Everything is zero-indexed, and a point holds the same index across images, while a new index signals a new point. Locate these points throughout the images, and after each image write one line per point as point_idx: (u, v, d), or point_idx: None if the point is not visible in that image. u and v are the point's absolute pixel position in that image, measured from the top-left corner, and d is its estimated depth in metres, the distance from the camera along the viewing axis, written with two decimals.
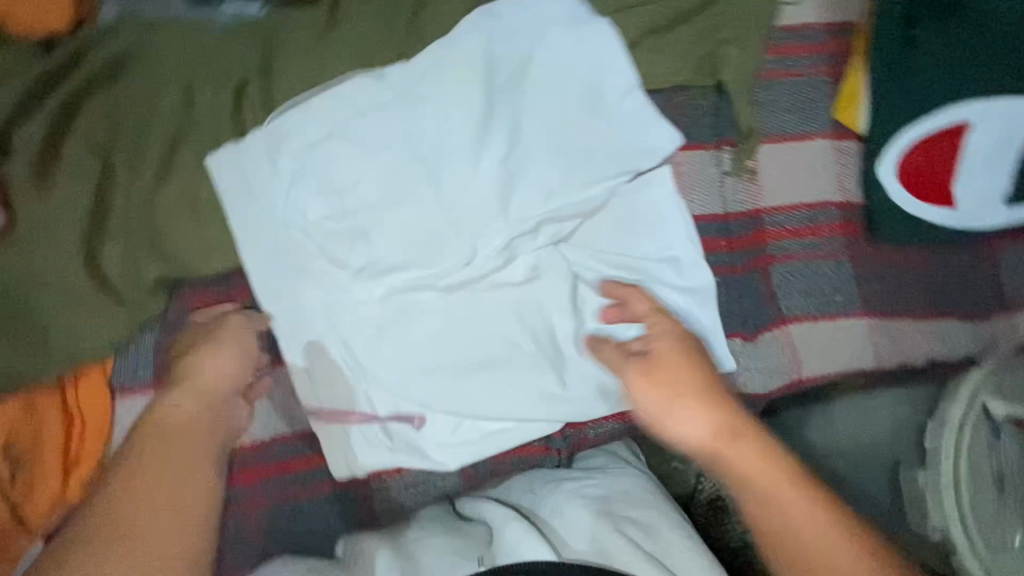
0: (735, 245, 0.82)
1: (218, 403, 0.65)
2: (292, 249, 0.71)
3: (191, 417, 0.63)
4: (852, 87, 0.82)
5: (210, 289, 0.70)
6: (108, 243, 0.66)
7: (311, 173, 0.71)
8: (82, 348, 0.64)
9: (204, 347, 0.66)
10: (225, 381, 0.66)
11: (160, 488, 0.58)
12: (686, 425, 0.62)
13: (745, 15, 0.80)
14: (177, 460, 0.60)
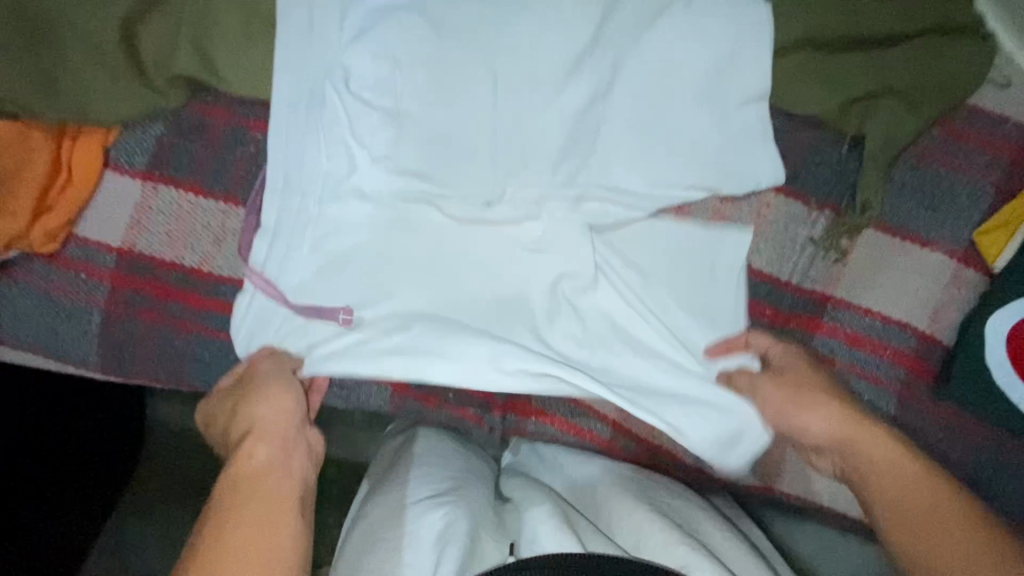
0: (778, 321, 0.71)
1: (286, 441, 0.57)
2: (324, 104, 0.65)
3: (262, 464, 0.54)
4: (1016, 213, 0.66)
5: (233, 106, 0.67)
6: (153, 15, 0.62)
7: (374, 37, 0.64)
8: (90, 104, 0.62)
9: (261, 392, 0.60)
10: (282, 420, 0.58)
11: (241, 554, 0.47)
12: (805, 419, 0.63)
13: (926, 76, 0.66)
14: (274, 501, 0.52)
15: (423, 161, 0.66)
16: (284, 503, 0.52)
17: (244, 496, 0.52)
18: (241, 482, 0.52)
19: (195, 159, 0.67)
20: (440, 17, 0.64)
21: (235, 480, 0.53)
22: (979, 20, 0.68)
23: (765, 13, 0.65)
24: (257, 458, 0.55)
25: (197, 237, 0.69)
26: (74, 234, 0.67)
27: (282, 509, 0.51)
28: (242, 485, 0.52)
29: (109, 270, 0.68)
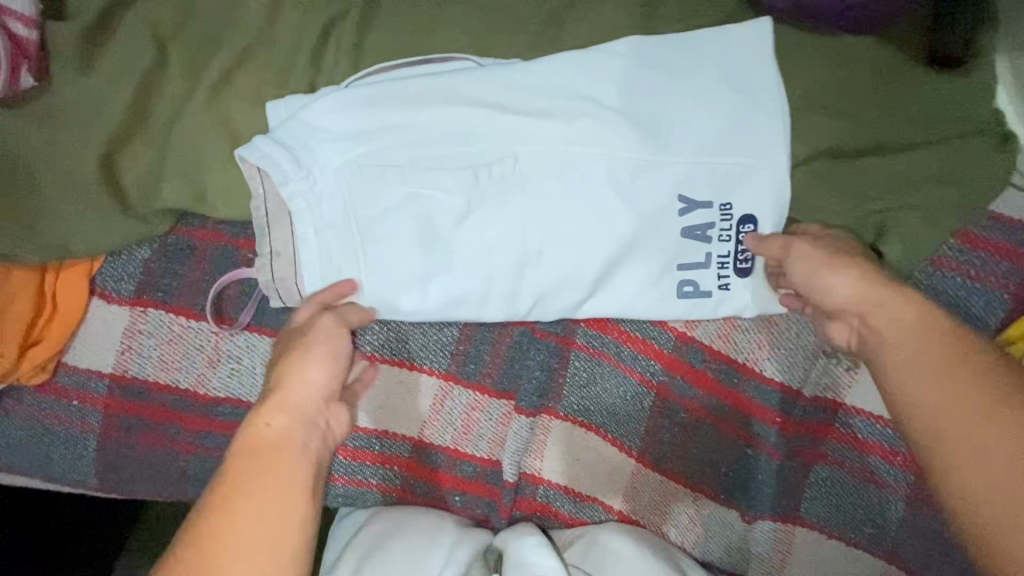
0: (789, 427, 0.70)
1: (307, 420, 0.51)
2: (314, 227, 0.61)
3: (280, 440, 0.49)
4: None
5: (222, 227, 0.64)
6: (135, 145, 0.60)
7: (378, 157, 0.61)
8: (74, 241, 0.59)
9: (297, 356, 0.55)
10: (322, 387, 0.54)
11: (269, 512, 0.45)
12: (835, 284, 0.57)
13: (947, 183, 0.63)
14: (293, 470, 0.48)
15: (418, 284, 0.63)
16: (292, 512, 0.46)
17: (262, 473, 0.47)
18: (259, 453, 0.48)
19: (185, 282, 0.65)
20: (437, 137, 0.62)
21: (247, 451, 0.48)
22: (999, 119, 0.65)
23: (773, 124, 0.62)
24: (281, 429, 0.50)
25: (191, 359, 0.66)
26: (64, 361, 0.65)
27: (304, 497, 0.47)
28: (262, 451, 0.48)
29: (102, 396, 0.67)
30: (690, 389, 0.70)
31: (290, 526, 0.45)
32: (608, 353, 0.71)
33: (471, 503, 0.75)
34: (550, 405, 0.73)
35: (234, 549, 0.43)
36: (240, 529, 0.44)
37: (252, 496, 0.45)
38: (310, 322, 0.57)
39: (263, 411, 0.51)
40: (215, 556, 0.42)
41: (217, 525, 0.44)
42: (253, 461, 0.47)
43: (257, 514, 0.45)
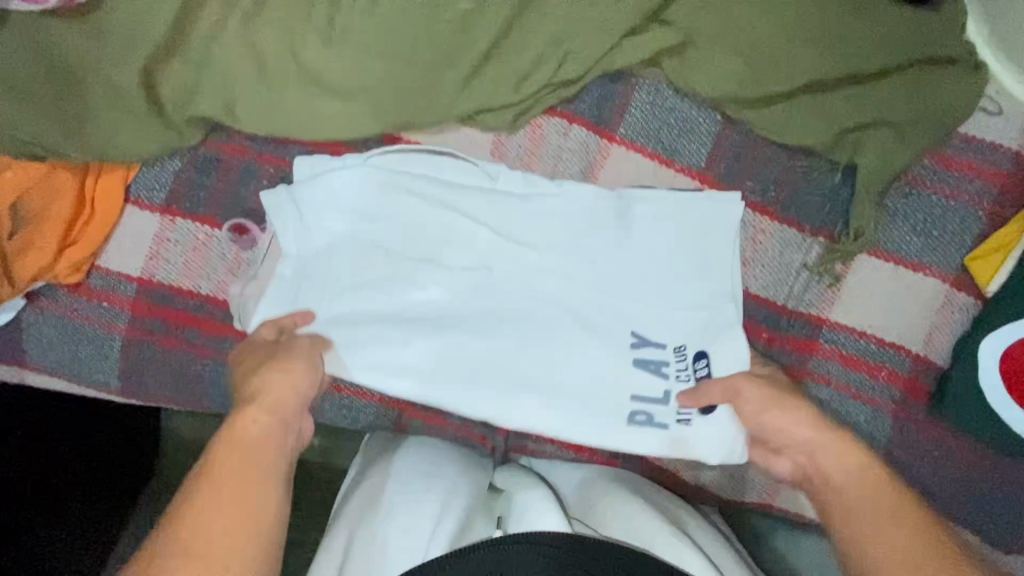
0: (776, 343, 0.72)
1: (286, 423, 0.57)
2: (305, 285, 0.67)
3: (257, 434, 0.55)
4: (991, 250, 0.68)
5: (248, 141, 0.70)
6: (172, 62, 0.66)
7: (371, 223, 0.69)
8: (116, 145, 0.65)
9: (279, 364, 0.60)
10: (295, 399, 0.59)
11: (237, 487, 0.50)
12: (786, 422, 0.61)
13: (920, 104, 0.67)
14: (262, 453, 0.54)
15: (386, 348, 0.66)
16: (265, 487, 0.51)
17: (238, 470, 0.51)
18: (233, 447, 0.53)
19: (210, 193, 0.70)
20: (423, 205, 0.69)
21: (232, 443, 0.53)
22: (969, 50, 0.69)
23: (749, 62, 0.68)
24: (255, 432, 0.55)
25: (212, 267, 0.71)
26: (97, 265, 0.71)
27: (269, 488, 0.51)
28: (240, 448, 0.53)
29: (129, 299, 0.72)
30: None
31: (263, 513, 0.50)
32: None
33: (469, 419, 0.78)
34: None
35: (206, 522, 0.48)
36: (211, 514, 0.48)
37: (217, 489, 0.50)
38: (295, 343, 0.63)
39: (242, 410, 0.56)
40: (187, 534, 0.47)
41: (191, 509, 0.49)
42: (227, 461, 0.52)
43: (224, 503, 0.49)
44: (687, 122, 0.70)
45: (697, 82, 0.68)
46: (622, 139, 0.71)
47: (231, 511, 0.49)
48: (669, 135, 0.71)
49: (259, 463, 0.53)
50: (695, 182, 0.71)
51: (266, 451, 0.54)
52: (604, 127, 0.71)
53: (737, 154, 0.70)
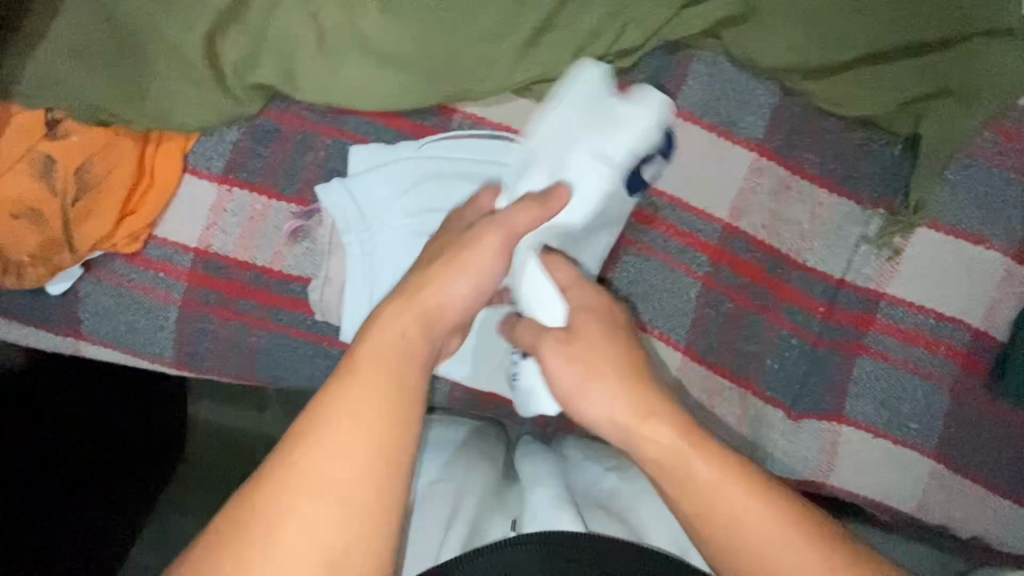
0: (833, 316, 0.72)
1: (432, 339, 0.49)
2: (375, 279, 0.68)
3: (399, 348, 0.47)
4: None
5: (305, 112, 0.70)
6: (232, 29, 0.65)
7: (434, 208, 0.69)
8: (177, 113, 0.66)
9: (452, 261, 0.51)
10: (451, 313, 0.50)
11: (376, 406, 0.44)
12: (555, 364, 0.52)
13: (988, 72, 0.66)
14: (403, 369, 0.46)
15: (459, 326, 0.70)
16: (403, 403, 0.45)
17: (383, 386, 0.45)
18: (374, 358, 0.46)
19: (267, 162, 0.70)
20: None
21: (377, 349, 0.46)
22: None
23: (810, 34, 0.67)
24: (399, 343, 0.47)
25: (268, 237, 0.71)
26: (154, 234, 0.71)
27: (409, 419, 0.44)
28: (389, 355, 0.46)
29: (185, 269, 0.72)
30: (737, 279, 0.72)
31: (399, 449, 0.43)
32: (657, 248, 0.73)
33: None
34: None
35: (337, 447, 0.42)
36: (353, 425, 0.43)
37: (358, 398, 0.44)
38: (476, 229, 0.52)
39: (388, 313, 0.48)
40: (317, 437, 0.42)
41: (323, 434, 0.42)
42: (374, 368, 0.45)
43: (361, 419, 0.43)
44: (744, 93, 0.70)
45: (758, 53, 0.68)
46: (680, 111, 0.70)
47: (368, 436, 0.43)
48: (728, 107, 0.70)
49: (397, 380, 0.45)
50: (754, 154, 0.71)
51: (409, 363, 0.46)
52: (662, 98, 0.71)
53: (794, 126, 0.70)
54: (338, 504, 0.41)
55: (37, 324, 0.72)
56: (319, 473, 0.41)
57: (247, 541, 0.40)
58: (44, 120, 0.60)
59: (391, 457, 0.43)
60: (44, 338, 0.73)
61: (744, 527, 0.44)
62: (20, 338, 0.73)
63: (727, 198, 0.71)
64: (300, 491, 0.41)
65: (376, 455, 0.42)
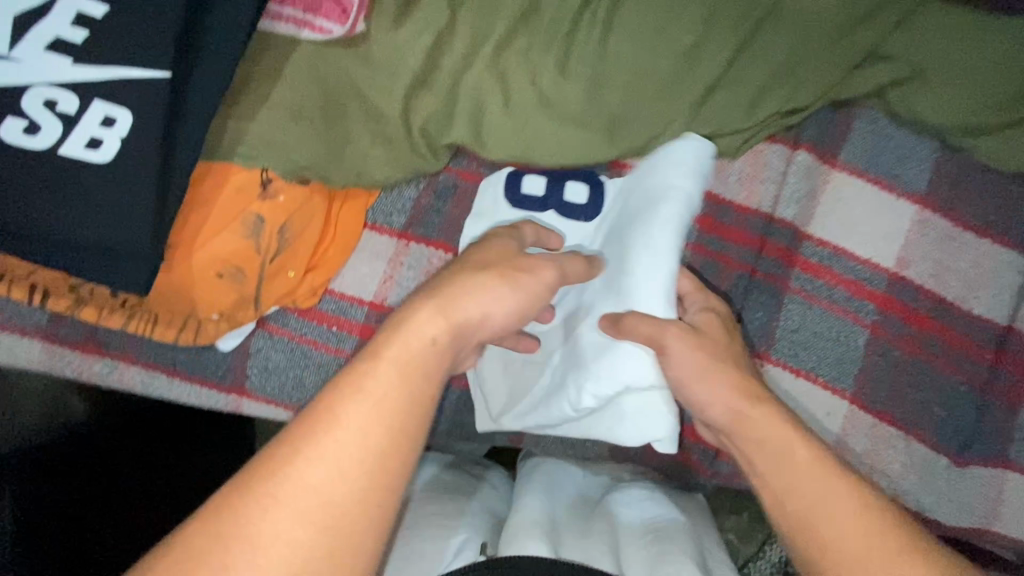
0: (1001, 363, 0.73)
1: (455, 352, 0.49)
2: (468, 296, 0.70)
3: (425, 359, 0.46)
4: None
5: (483, 168, 0.72)
6: (425, 91, 0.67)
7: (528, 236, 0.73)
8: (371, 170, 0.66)
9: (489, 277, 0.52)
10: (480, 326, 0.51)
11: (391, 411, 0.42)
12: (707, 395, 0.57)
13: None
14: (422, 394, 0.44)
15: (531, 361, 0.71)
16: (419, 418, 0.44)
17: (399, 399, 0.43)
18: (403, 361, 0.45)
19: (446, 217, 0.71)
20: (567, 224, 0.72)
21: (402, 352, 0.45)
22: None
23: (977, 94, 0.70)
24: (426, 357, 0.46)
25: None
26: (329, 288, 0.70)
27: (409, 441, 0.43)
28: (411, 368, 0.44)
29: (358, 324, 0.71)
30: (903, 326, 0.74)
31: (395, 468, 0.42)
32: (820, 297, 0.75)
33: (688, 446, 0.75)
34: (763, 349, 0.75)
35: (337, 447, 0.40)
36: (363, 438, 0.41)
37: (368, 404, 0.42)
38: (533, 261, 0.56)
39: (420, 316, 0.47)
40: (326, 444, 0.40)
41: (319, 429, 0.40)
42: (397, 385, 0.43)
43: (369, 431, 0.41)
44: (904, 148, 0.74)
45: (925, 112, 0.71)
46: (842, 164, 0.74)
47: (371, 449, 0.41)
48: (888, 162, 0.73)
49: (416, 397, 0.44)
50: (916, 207, 0.73)
51: (434, 381, 0.46)
52: (826, 155, 0.74)
53: (955, 181, 0.73)
54: (331, 519, 0.39)
55: (199, 381, 0.72)
56: (315, 471, 0.39)
57: (219, 540, 0.37)
58: (260, 180, 0.61)
59: (388, 476, 0.41)
60: (209, 395, 0.72)
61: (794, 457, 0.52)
62: (181, 395, 0.72)
63: (894, 249, 0.73)
64: (295, 497, 0.38)
65: (374, 468, 0.41)
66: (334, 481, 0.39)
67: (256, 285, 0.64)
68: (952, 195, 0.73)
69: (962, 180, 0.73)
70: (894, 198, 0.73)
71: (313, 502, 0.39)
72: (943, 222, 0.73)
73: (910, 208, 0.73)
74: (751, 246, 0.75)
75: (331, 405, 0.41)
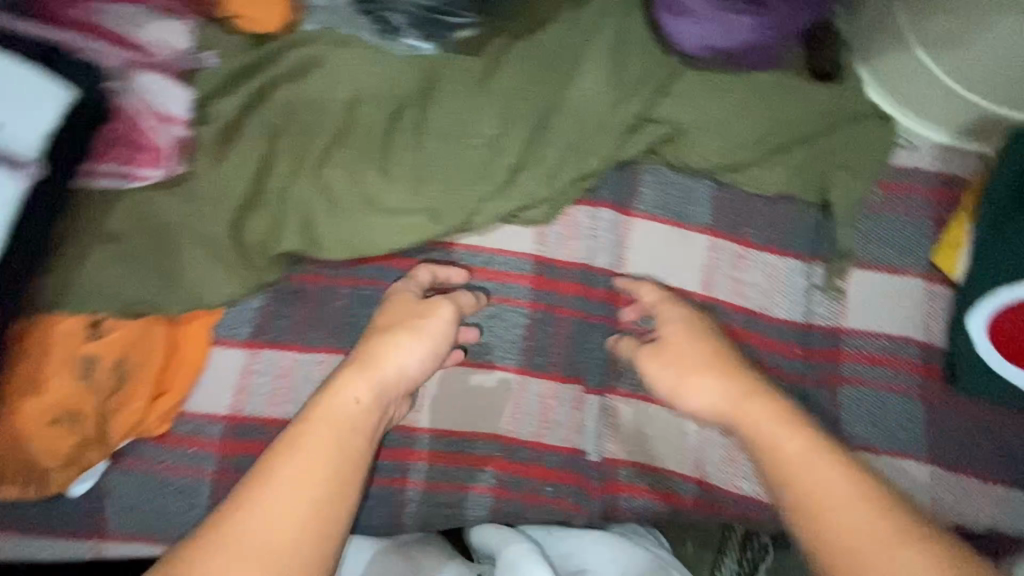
0: (812, 356, 0.84)
1: (381, 404, 0.67)
2: None
3: (348, 412, 0.64)
4: (955, 240, 0.83)
5: (321, 269, 0.77)
6: (255, 210, 0.74)
7: None
8: (209, 292, 0.71)
9: (402, 335, 0.70)
10: (403, 380, 0.69)
11: (317, 462, 0.59)
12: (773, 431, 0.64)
13: (860, 148, 0.87)
14: (342, 424, 0.63)
15: None
16: (331, 436, 0.61)
17: (334, 453, 0.60)
18: (337, 419, 0.63)
19: (293, 321, 0.76)
20: None
21: (331, 413, 0.63)
22: (874, 106, 0.90)
23: (722, 142, 0.86)
24: (347, 412, 0.64)
25: (301, 390, 0.75)
26: (183, 411, 0.72)
27: (350, 479, 0.60)
28: (341, 420, 0.63)
29: (219, 439, 0.73)
30: (722, 340, 0.84)
31: (329, 471, 0.59)
32: (649, 327, 0.83)
33: (562, 491, 0.80)
34: (610, 382, 0.84)
35: (275, 515, 0.55)
36: (261, 531, 0.55)
37: (301, 461, 0.59)
38: (428, 306, 0.73)
39: (344, 381, 0.66)
40: (249, 528, 0.55)
41: (240, 494, 0.57)
42: (321, 441, 0.61)
43: (286, 491, 0.57)
44: (685, 189, 0.87)
45: (688, 159, 0.86)
46: (638, 212, 0.85)
47: (305, 487, 0.58)
48: (675, 204, 0.86)
49: (350, 444, 0.62)
50: (708, 236, 0.85)
51: (346, 417, 0.63)
52: (624, 207, 0.86)
53: (732, 208, 0.86)
54: (253, 537, 0.54)
55: (52, 532, 0.70)
56: (253, 527, 0.55)
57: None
58: (89, 323, 0.66)
59: (325, 520, 0.57)
60: (63, 547, 0.70)
61: (829, 512, 0.56)
62: (32, 553, 0.70)
63: (697, 276, 0.85)
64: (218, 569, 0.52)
65: (317, 505, 0.57)
66: (273, 525, 0.55)
67: (94, 425, 0.65)
68: (730, 223, 0.86)
69: (741, 210, 0.86)
70: (685, 232, 0.85)
71: (268, 520, 0.55)
72: (725, 244, 0.85)
73: (700, 241, 0.85)
74: (578, 295, 0.84)
75: (266, 476, 0.58)
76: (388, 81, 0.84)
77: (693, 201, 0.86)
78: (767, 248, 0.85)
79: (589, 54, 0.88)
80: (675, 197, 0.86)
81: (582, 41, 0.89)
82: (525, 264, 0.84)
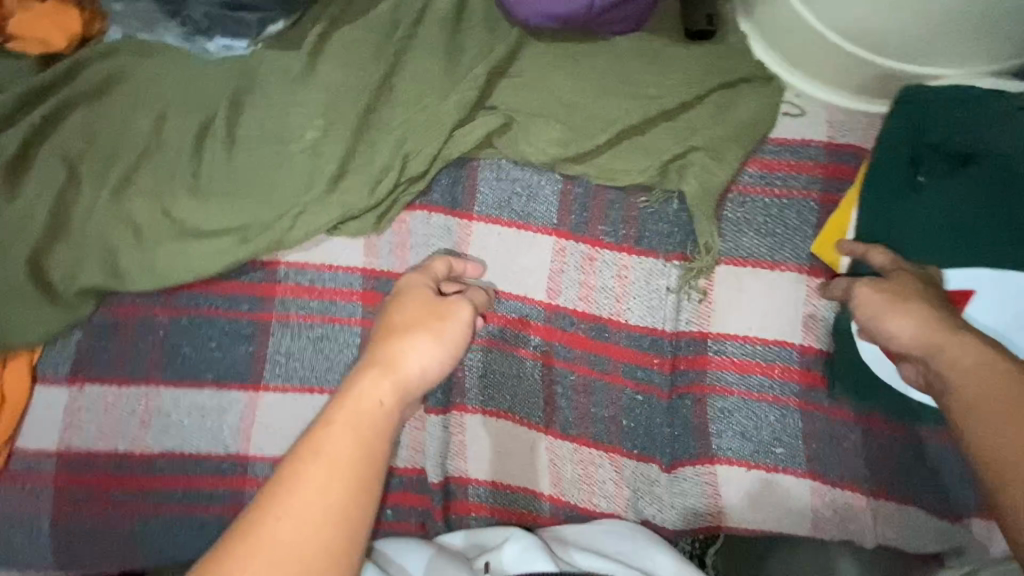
0: (673, 365, 0.76)
1: (403, 407, 0.55)
2: None
3: (384, 411, 0.53)
4: (840, 222, 0.72)
5: (138, 301, 0.76)
6: (59, 247, 0.73)
7: None
8: (14, 334, 0.72)
9: (419, 336, 0.59)
10: (420, 377, 0.57)
11: (336, 474, 0.48)
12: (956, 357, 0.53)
13: (730, 122, 0.74)
14: (371, 425, 0.51)
15: None
16: (363, 443, 0.50)
17: (358, 473, 0.49)
18: (362, 417, 0.51)
19: (114, 354, 0.75)
20: None
21: (355, 414, 0.51)
22: (760, 68, 0.76)
23: (565, 127, 0.75)
24: (381, 403, 0.53)
25: (126, 423, 0.75)
26: (16, 448, 0.75)
27: (373, 493, 0.49)
28: (362, 422, 0.51)
29: (50, 474, 0.74)
30: (570, 351, 0.78)
31: (346, 492, 0.47)
32: (495, 338, 0.78)
33: (405, 513, 0.78)
34: (456, 400, 0.79)
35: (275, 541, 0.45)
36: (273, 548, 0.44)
37: (326, 473, 0.48)
38: (448, 305, 0.63)
39: (370, 384, 0.54)
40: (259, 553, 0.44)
41: (251, 517, 0.46)
42: (340, 453, 0.49)
43: (306, 501, 0.46)
44: (529, 186, 0.78)
45: (527, 151, 0.76)
46: (476, 216, 0.78)
47: (327, 499, 0.47)
48: (517, 203, 0.78)
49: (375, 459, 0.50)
50: (554, 237, 0.77)
51: (381, 425, 0.52)
52: (461, 210, 0.78)
53: (582, 203, 0.77)
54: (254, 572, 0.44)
55: None
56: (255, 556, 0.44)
57: None
58: None
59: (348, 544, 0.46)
60: None
61: None
62: None
63: (543, 282, 0.77)
64: None
65: (335, 526, 0.46)
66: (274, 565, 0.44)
67: None
68: (577, 222, 0.77)
69: (592, 205, 0.77)
70: (528, 234, 0.78)
71: (297, 533, 0.45)
72: (574, 245, 0.77)
73: (544, 242, 0.77)
74: None
75: (290, 483, 0.47)
76: (198, 87, 0.77)
77: (535, 199, 0.78)
78: (620, 247, 0.76)
79: (420, 36, 0.78)
80: (515, 196, 0.78)
81: (414, 20, 0.78)
82: (354, 281, 0.78)
